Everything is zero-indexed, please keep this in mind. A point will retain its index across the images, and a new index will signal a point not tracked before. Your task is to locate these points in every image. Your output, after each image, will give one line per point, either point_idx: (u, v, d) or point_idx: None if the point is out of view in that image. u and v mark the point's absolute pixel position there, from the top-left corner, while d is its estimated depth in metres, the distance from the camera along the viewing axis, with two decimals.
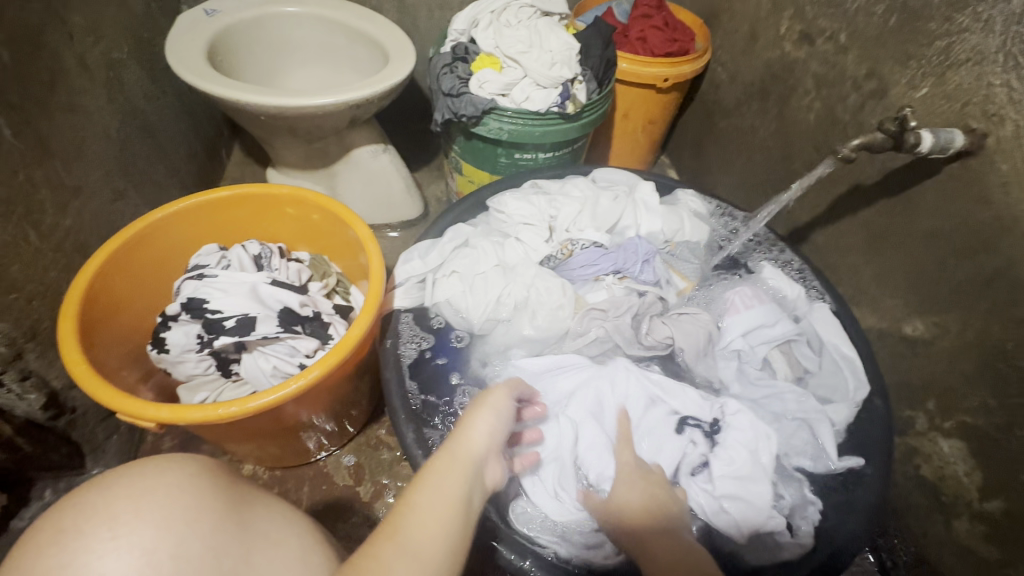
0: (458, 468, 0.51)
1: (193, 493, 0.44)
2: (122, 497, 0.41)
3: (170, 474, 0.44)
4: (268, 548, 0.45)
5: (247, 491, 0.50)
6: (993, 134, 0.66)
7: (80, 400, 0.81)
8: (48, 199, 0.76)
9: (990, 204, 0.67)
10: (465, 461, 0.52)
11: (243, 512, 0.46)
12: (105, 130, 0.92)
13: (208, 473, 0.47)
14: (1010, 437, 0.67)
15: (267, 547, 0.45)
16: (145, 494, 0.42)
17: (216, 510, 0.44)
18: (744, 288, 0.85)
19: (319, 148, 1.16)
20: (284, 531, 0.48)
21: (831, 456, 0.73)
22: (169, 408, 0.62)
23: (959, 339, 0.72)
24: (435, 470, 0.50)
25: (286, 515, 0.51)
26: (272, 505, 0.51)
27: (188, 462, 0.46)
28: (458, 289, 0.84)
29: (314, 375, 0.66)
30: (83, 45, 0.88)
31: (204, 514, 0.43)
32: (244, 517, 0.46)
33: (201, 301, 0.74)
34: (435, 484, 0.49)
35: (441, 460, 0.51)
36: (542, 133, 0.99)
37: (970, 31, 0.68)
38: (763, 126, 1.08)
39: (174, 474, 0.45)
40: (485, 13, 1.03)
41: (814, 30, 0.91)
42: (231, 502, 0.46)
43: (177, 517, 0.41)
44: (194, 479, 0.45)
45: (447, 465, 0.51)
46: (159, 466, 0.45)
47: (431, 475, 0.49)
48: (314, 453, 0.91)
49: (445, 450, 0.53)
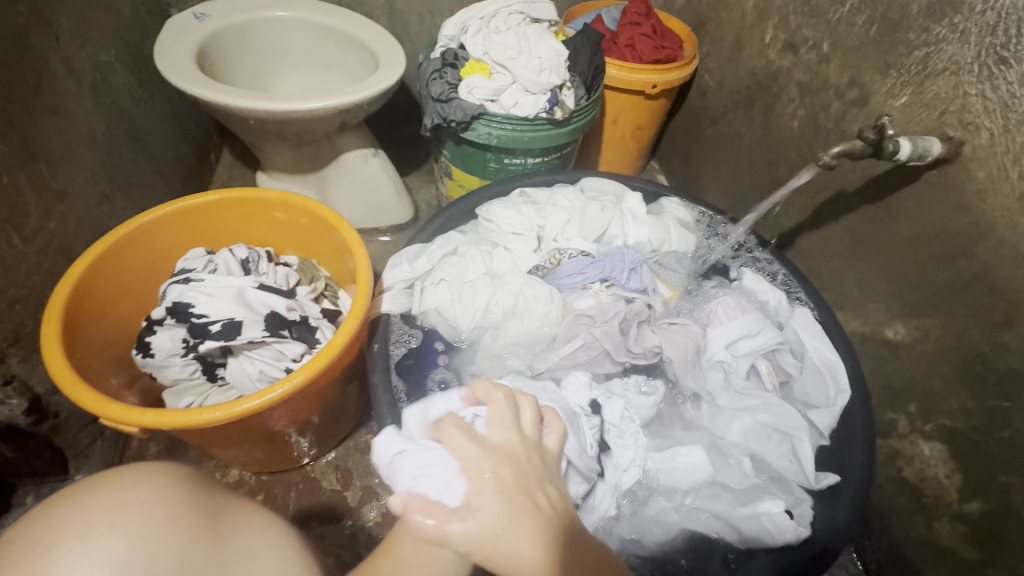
0: None
1: (171, 506, 0.41)
2: (95, 509, 0.38)
3: (147, 483, 0.41)
4: (245, 562, 0.44)
5: (225, 499, 0.48)
6: (969, 142, 0.68)
7: (63, 405, 0.80)
8: (32, 202, 0.76)
9: (967, 210, 0.68)
10: None
11: (220, 524, 0.44)
12: (91, 133, 0.91)
13: (187, 482, 0.44)
14: (988, 439, 0.68)
15: (242, 561, 0.44)
16: (121, 506, 0.39)
17: (194, 523, 0.42)
18: (727, 298, 0.86)
19: (308, 152, 1.16)
20: (260, 544, 0.47)
21: (811, 477, 0.73)
22: (153, 413, 0.61)
23: (938, 342, 0.74)
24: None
25: (263, 526, 0.49)
26: (252, 516, 0.49)
27: (167, 470, 0.44)
28: (446, 297, 0.84)
29: (299, 380, 0.66)
30: (69, 48, 0.88)
31: (181, 528, 0.41)
32: (221, 529, 0.44)
33: (187, 304, 0.73)
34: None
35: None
36: (531, 138, 1.00)
37: (947, 41, 0.69)
38: (749, 133, 1.09)
39: (150, 484, 0.42)
40: (474, 20, 1.04)
41: (797, 39, 0.93)
42: (209, 513, 0.44)
43: (153, 532, 0.39)
44: (172, 489, 0.42)
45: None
46: (135, 473, 0.42)
47: (425, 498, 0.51)
48: (301, 458, 0.91)
49: None
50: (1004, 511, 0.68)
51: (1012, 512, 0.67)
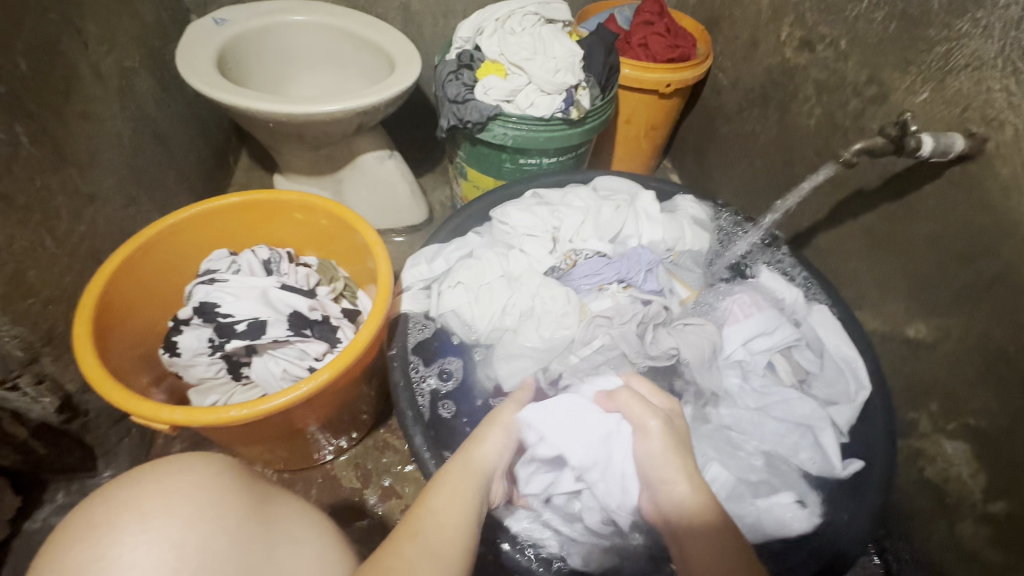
0: (470, 475, 0.58)
1: (219, 490, 0.45)
2: (152, 493, 0.42)
3: (195, 471, 0.45)
4: (292, 543, 0.46)
5: (269, 489, 0.50)
6: (993, 138, 0.67)
7: (93, 404, 0.82)
8: (63, 205, 0.77)
9: (991, 208, 0.68)
10: (477, 471, 0.60)
11: (265, 509, 0.47)
12: (117, 138, 0.93)
13: (230, 471, 0.48)
14: (1012, 439, 0.68)
15: (289, 542, 0.46)
16: (172, 491, 0.43)
17: (241, 506, 0.45)
18: (743, 296, 0.86)
19: (326, 154, 1.18)
20: (304, 528, 0.49)
21: (836, 466, 0.74)
22: (182, 410, 0.63)
23: (961, 341, 0.73)
24: (445, 479, 0.57)
25: (307, 513, 0.51)
26: (296, 505, 0.52)
27: (212, 460, 0.48)
28: (464, 300, 0.85)
29: (323, 378, 0.67)
30: (96, 55, 0.90)
31: (229, 509, 0.44)
32: (268, 515, 0.46)
33: (213, 304, 0.75)
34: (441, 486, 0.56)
35: (451, 469, 0.59)
36: (547, 138, 1.01)
37: (969, 37, 0.69)
38: (764, 132, 1.09)
39: (198, 471, 0.46)
40: (489, 21, 1.04)
41: (814, 37, 0.93)
42: (255, 499, 0.47)
43: (204, 512, 0.42)
44: (219, 476, 0.46)
45: (460, 474, 0.58)
46: (185, 463, 0.46)
47: (443, 483, 0.56)
48: (320, 456, 0.92)
49: (461, 457, 0.61)
50: None
51: None
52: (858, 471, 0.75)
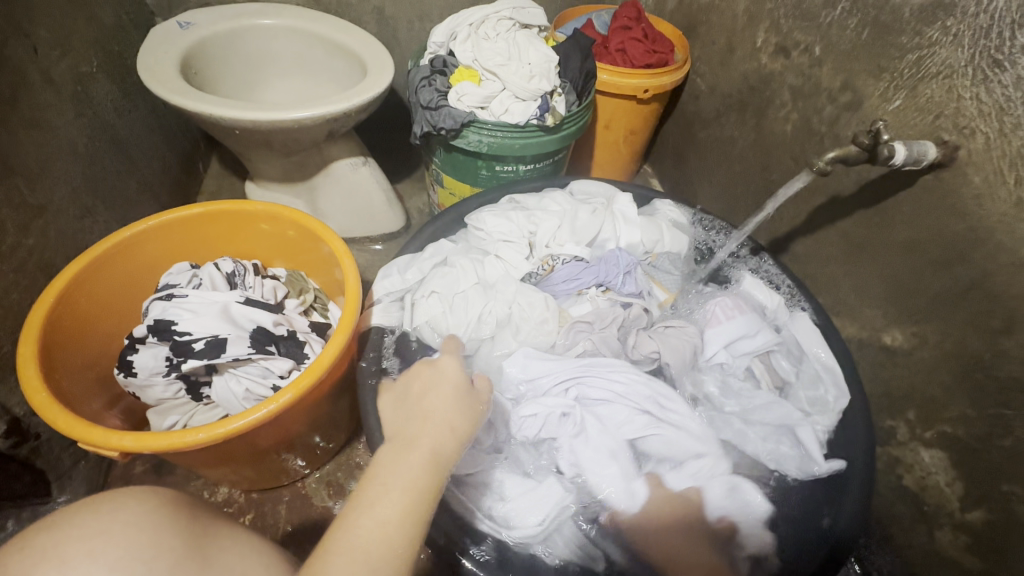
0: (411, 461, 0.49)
1: (152, 530, 0.42)
2: (75, 538, 0.39)
3: (126, 510, 0.42)
4: None
5: (212, 525, 0.47)
6: (964, 146, 0.67)
7: (43, 426, 0.78)
8: (9, 218, 0.74)
9: (964, 215, 0.67)
10: (422, 451, 0.50)
11: (204, 548, 0.44)
12: (72, 146, 0.89)
13: (167, 507, 0.45)
14: (989, 447, 0.67)
15: None
16: (98, 534, 0.40)
17: (176, 547, 0.42)
18: (724, 298, 0.85)
19: (297, 161, 1.15)
20: (251, 565, 0.46)
21: (817, 459, 0.73)
22: (134, 436, 0.59)
23: (937, 349, 0.73)
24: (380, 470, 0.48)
25: (254, 546, 0.49)
26: (242, 538, 0.49)
27: (147, 497, 0.45)
28: (438, 310, 0.82)
29: (285, 399, 0.64)
30: (48, 60, 0.86)
31: (162, 552, 0.41)
32: (206, 554, 0.44)
33: (169, 322, 0.71)
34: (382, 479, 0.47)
35: (387, 459, 0.49)
36: (522, 145, 0.98)
37: (940, 44, 0.69)
38: (741, 137, 1.09)
39: (130, 511, 0.43)
40: (463, 26, 1.03)
41: (789, 43, 0.92)
42: (193, 538, 0.44)
43: (132, 557, 0.40)
44: (153, 514, 0.43)
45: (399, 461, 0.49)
46: (115, 502, 0.43)
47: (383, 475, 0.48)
48: (291, 475, 0.89)
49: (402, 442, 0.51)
50: (1007, 521, 0.66)
51: (1015, 521, 0.65)
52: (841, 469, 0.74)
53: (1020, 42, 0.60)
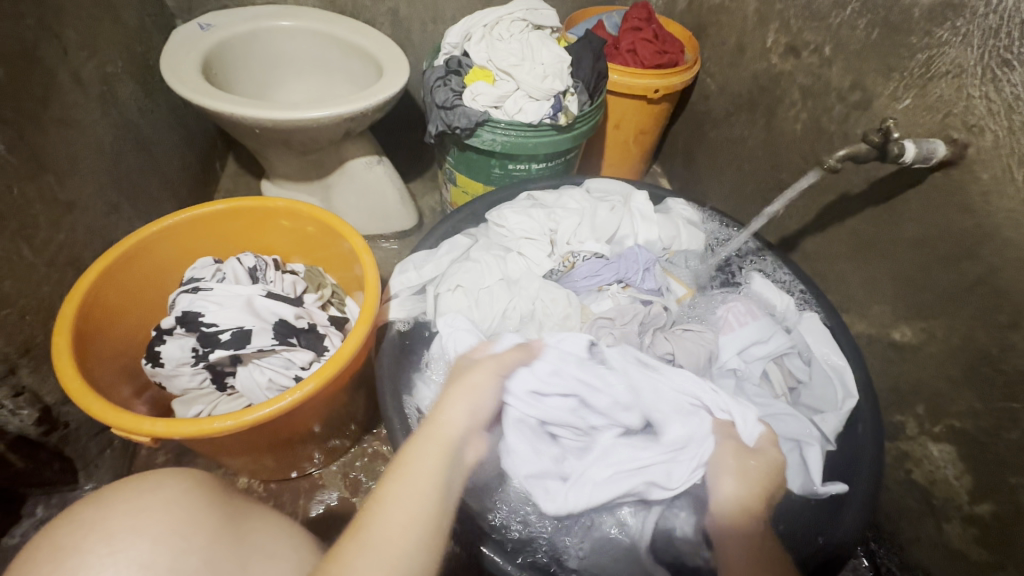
0: (430, 450, 0.51)
1: (191, 509, 0.44)
2: (121, 514, 0.42)
3: (167, 489, 0.45)
4: (267, 560, 0.45)
5: (245, 506, 0.49)
6: (973, 144, 0.68)
7: (73, 415, 0.80)
8: (41, 214, 0.76)
9: (972, 212, 0.68)
10: (442, 442, 0.53)
11: (239, 527, 0.46)
12: (99, 144, 0.92)
13: (205, 488, 0.47)
14: (997, 440, 0.68)
15: (263, 560, 0.44)
16: (142, 511, 0.42)
17: (214, 524, 0.44)
18: (737, 304, 0.86)
19: (313, 160, 1.17)
20: (282, 543, 0.48)
21: (816, 482, 0.71)
22: (164, 422, 0.62)
23: (946, 344, 0.74)
24: (408, 458, 0.50)
25: (286, 529, 0.50)
26: (272, 520, 0.51)
27: (187, 478, 0.47)
28: (464, 304, 0.84)
29: (309, 388, 0.66)
30: (77, 60, 0.89)
31: (200, 528, 0.43)
32: (242, 533, 0.45)
33: (196, 313, 0.74)
34: (408, 471, 0.49)
35: (413, 448, 0.51)
36: (535, 144, 1.00)
37: (949, 44, 0.70)
38: (751, 136, 1.10)
39: (169, 490, 0.45)
40: (477, 27, 1.05)
41: (799, 43, 0.93)
42: (229, 517, 0.46)
43: (173, 532, 0.42)
44: (193, 494, 0.45)
45: (423, 451, 0.51)
46: (158, 481, 0.45)
47: (410, 466, 0.49)
48: (307, 467, 0.91)
49: (422, 429, 0.54)
50: (1014, 513, 0.67)
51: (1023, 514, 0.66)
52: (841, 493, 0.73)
53: None
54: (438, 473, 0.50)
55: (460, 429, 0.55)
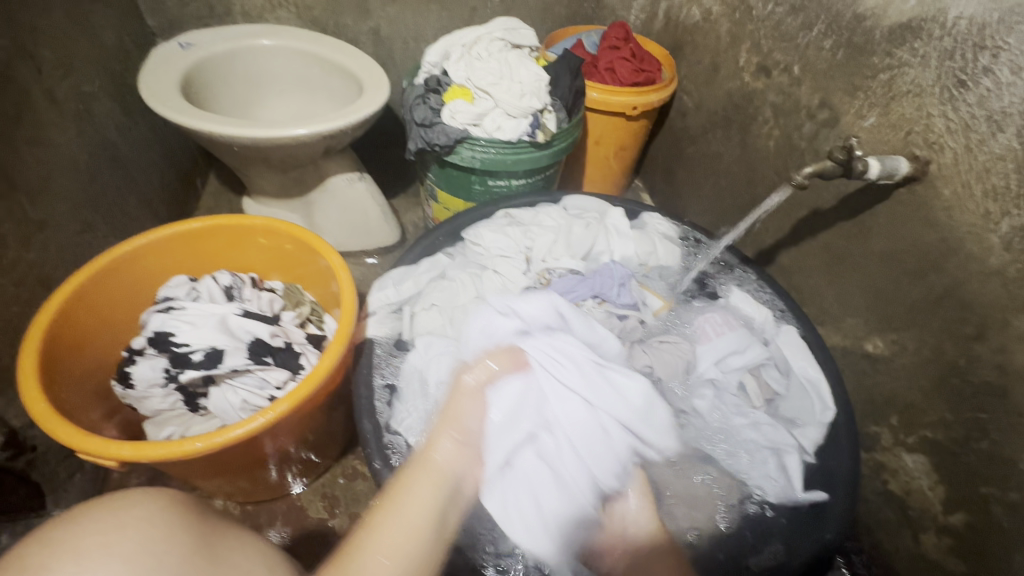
0: (427, 488, 0.52)
1: (163, 528, 0.43)
2: (91, 531, 0.41)
3: (141, 508, 0.44)
4: None
5: (217, 524, 0.48)
6: (934, 161, 0.70)
7: (40, 438, 0.79)
8: (11, 233, 0.75)
9: (936, 226, 0.70)
10: (439, 482, 0.54)
11: (212, 547, 0.45)
12: (74, 163, 0.92)
13: (178, 506, 0.46)
14: (967, 450, 0.69)
15: None
16: (114, 529, 0.41)
17: (187, 543, 0.43)
18: (714, 315, 0.87)
19: (294, 176, 1.17)
20: (255, 564, 0.47)
21: (795, 488, 0.73)
22: (132, 445, 0.60)
23: (916, 356, 0.75)
24: (401, 493, 0.51)
25: (260, 548, 0.49)
26: (249, 538, 0.50)
27: (161, 496, 0.46)
28: (439, 322, 0.85)
29: (283, 409, 0.65)
30: (52, 80, 0.89)
31: (172, 547, 0.42)
32: (215, 551, 0.45)
33: (168, 333, 0.74)
34: (404, 507, 0.50)
35: (407, 480, 0.53)
36: (514, 161, 1.01)
37: (909, 65, 0.72)
38: (727, 152, 1.12)
39: (144, 508, 0.44)
40: (456, 47, 1.06)
41: (769, 62, 0.96)
42: (202, 536, 0.45)
43: (147, 551, 0.41)
44: (166, 513, 0.45)
45: (419, 485, 0.52)
46: (131, 499, 0.45)
47: (400, 503, 0.50)
48: (287, 486, 0.90)
49: (417, 466, 0.55)
50: (987, 523, 0.68)
51: (994, 524, 0.67)
52: (818, 501, 0.74)
53: (982, 63, 0.64)
54: (434, 519, 0.50)
55: (455, 467, 0.56)
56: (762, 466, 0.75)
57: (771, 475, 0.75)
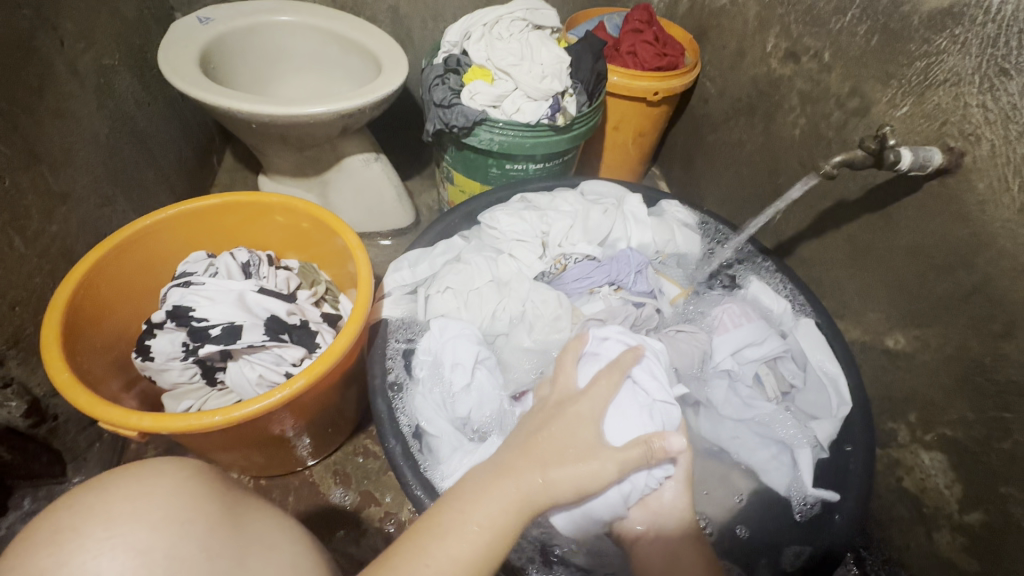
0: (510, 498, 0.50)
1: (190, 496, 0.44)
2: (118, 497, 0.41)
3: (166, 476, 0.44)
4: (265, 550, 0.45)
5: (241, 494, 0.49)
6: (970, 153, 0.68)
7: (62, 408, 0.80)
8: (34, 204, 0.76)
9: (968, 221, 0.68)
10: (524, 497, 0.50)
11: (237, 514, 0.46)
12: (94, 137, 0.92)
13: (203, 475, 0.47)
14: (988, 450, 0.68)
15: (260, 550, 0.44)
16: (140, 496, 0.42)
17: (213, 511, 0.44)
18: (732, 306, 0.85)
19: (311, 156, 1.17)
20: (281, 537, 0.47)
21: (807, 483, 0.72)
22: (152, 417, 0.61)
23: (939, 353, 0.74)
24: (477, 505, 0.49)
25: (282, 520, 0.50)
26: (271, 511, 0.50)
27: (186, 465, 0.46)
28: (453, 305, 0.84)
29: (298, 385, 0.65)
30: (73, 52, 0.89)
31: (199, 514, 0.43)
32: (240, 521, 0.45)
33: (187, 307, 0.74)
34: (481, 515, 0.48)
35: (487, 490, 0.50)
36: (534, 143, 1.00)
37: (948, 52, 0.70)
38: (749, 141, 1.10)
39: (171, 477, 0.44)
40: (477, 26, 1.05)
41: (798, 48, 0.93)
42: (227, 504, 0.46)
43: (172, 519, 0.41)
44: (192, 482, 0.45)
45: (497, 497, 0.49)
46: (157, 467, 0.45)
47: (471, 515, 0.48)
48: (302, 462, 0.91)
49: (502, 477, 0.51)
50: (1005, 523, 0.67)
51: (1013, 523, 0.67)
52: (829, 501, 0.73)
53: None
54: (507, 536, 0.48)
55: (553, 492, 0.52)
56: (775, 458, 0.75)
57: (786, 470, 0.74)
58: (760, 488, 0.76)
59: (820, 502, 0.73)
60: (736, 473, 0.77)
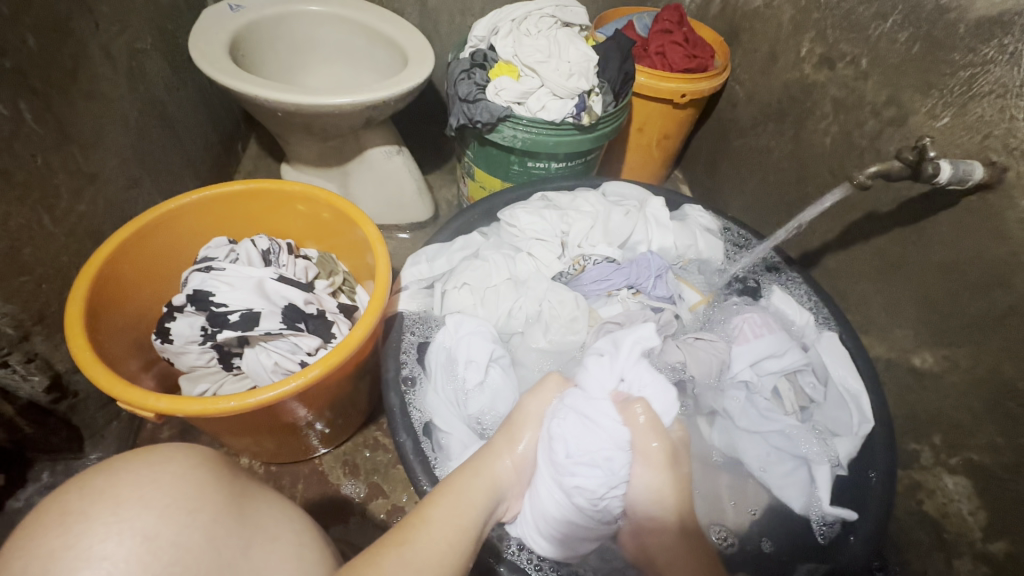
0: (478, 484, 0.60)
1: (197, 484, 0.44)
2: (127, 482, 0.41)
3: (174, 462, 0.44)
4: (268, 540, 0.45)
5: (247, 482, 0.49)
6: (1013, 168, 0.65)
7: (82, 384, 0.82)
8: (64, 183, 0.77)
9: (1007, 239, 0.66)
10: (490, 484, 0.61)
11: (243, 503, 0.46)
12: (124, 119, 0.93)
13: (211, 463, 0.47)
14: (1017, 478, 0.66)
15: (264, 540, 0.44)
16: (147, 483, 0.42)
17: (219, 501, 0.44)
18: (753, 315, 0.84)
19: (334, 146, 1.17)
20: (285, 527, 0.47)
21: (823, 500, 0.71)
22: (168, 398, 0.62)
23: (969, 374, 0.71)
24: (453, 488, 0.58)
25: (286, 508, 0.51)
26: (275, 500, 0.50)
27: (194, 452, 0.46)
28: (469, 302, 0.84)
29: (313, 373, 0.65)
30: (108, 35, 0.90)
31: (204, 504, 0.43)
32: (245, 510, 0.45)
33: (207, 293, 0.74)
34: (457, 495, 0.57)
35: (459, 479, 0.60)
36: (556, 142, 0.99)
37: (994, 63, 0.67)
38: (777, 148, 1.07)
39: (179, 464, 0.44)
40: (505, 21, 1.04)
41: (834, 54, 0.91)
42: (233, 492, 0.46)
43: (178, 506, 0.41)
44: (199, 470, 0.45)
45: (468, 481, 0.59)
46: (165, 454, 0.45)
47: (447, 494, 0.57)
48: (313, 450, 0.92)
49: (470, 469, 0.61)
50: None
51: None
52: (847, 520, 0.70)
53: None
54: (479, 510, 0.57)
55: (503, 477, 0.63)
56: (793, 472, 0.73)
57: (802, 485, 0.72)
58: (771, 502, 0.75)
59: (837, 519, 0.70)
60: (749, 485, 0.76)
